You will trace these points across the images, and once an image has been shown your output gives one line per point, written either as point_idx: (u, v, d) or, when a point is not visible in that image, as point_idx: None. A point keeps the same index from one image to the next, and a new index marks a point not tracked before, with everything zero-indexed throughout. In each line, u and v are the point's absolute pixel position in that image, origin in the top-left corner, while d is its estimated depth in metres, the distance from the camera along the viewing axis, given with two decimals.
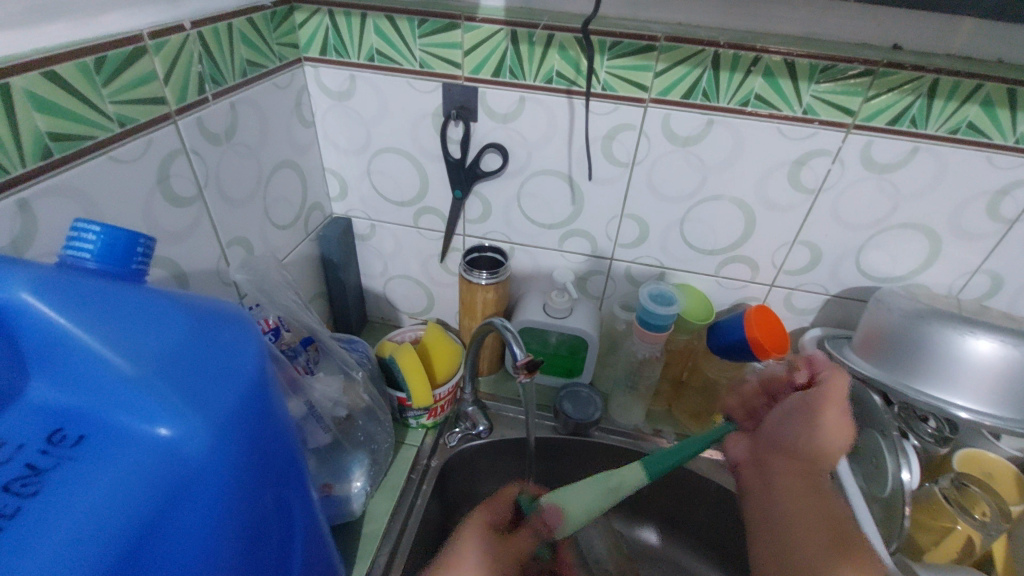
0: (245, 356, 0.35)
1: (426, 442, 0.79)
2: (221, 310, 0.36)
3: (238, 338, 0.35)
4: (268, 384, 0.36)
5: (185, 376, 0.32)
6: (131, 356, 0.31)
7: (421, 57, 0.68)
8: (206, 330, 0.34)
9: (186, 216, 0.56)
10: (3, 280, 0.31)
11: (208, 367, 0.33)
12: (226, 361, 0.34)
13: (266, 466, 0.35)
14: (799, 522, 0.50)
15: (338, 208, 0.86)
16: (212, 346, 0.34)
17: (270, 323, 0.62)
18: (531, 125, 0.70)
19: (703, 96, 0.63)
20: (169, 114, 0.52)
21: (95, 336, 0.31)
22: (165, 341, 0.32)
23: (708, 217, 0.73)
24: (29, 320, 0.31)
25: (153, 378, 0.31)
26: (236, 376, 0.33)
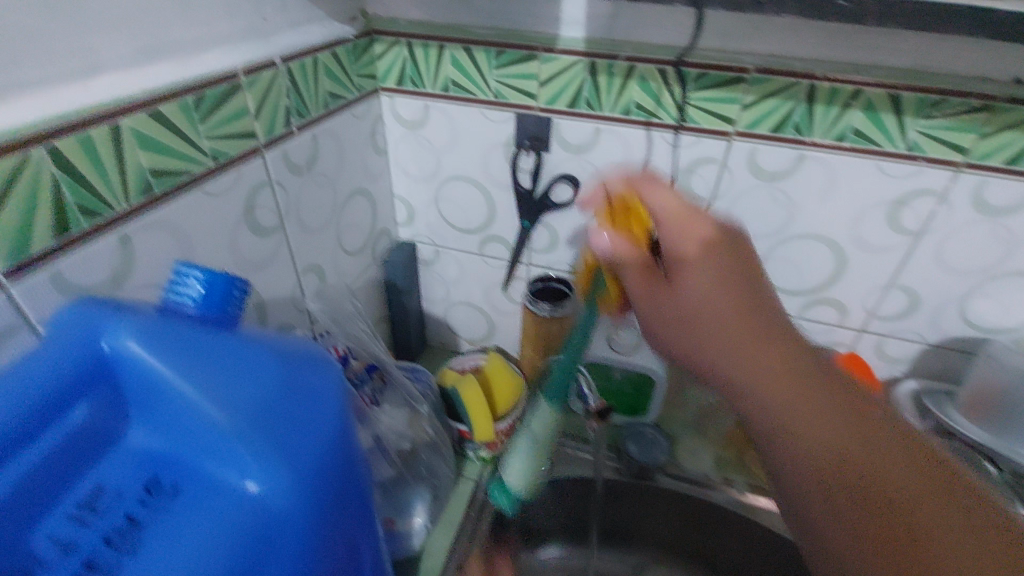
0: (331, 404, 0.33)
1: (485, 476, 0.76)
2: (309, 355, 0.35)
3: (325, 385, 0.34)
4: (353, 434, 0.34)
5: (275, 428, 0.31)
6: (225, 407, 0.31)
7: (497, 88, 0.68)
8: (296, 377, 0.33)
9: (267, 246, 0.57)
10: (114, 329, 0.32)
11: (296, 418, 0.32)
12: (313, 410, 0.32)
13: (349, 521, 0.34)
14: (846, 429, 0.40)
15: (404, 233, 0.87)
16: (301, 394, 0.33)
17: (340, 351, 0.63)
18: (606, 156, 0.68)
19: (795, 130, 0.60)
20: (257, 147, 0.54)
21: (192, 385, 0.31)
22: (257, 390, 0.32)
23: (791, 256, 0.68)
24: (136, 370, 0.31)
25: (245, 430, 0.31)
26: (322, 427, 0.32)
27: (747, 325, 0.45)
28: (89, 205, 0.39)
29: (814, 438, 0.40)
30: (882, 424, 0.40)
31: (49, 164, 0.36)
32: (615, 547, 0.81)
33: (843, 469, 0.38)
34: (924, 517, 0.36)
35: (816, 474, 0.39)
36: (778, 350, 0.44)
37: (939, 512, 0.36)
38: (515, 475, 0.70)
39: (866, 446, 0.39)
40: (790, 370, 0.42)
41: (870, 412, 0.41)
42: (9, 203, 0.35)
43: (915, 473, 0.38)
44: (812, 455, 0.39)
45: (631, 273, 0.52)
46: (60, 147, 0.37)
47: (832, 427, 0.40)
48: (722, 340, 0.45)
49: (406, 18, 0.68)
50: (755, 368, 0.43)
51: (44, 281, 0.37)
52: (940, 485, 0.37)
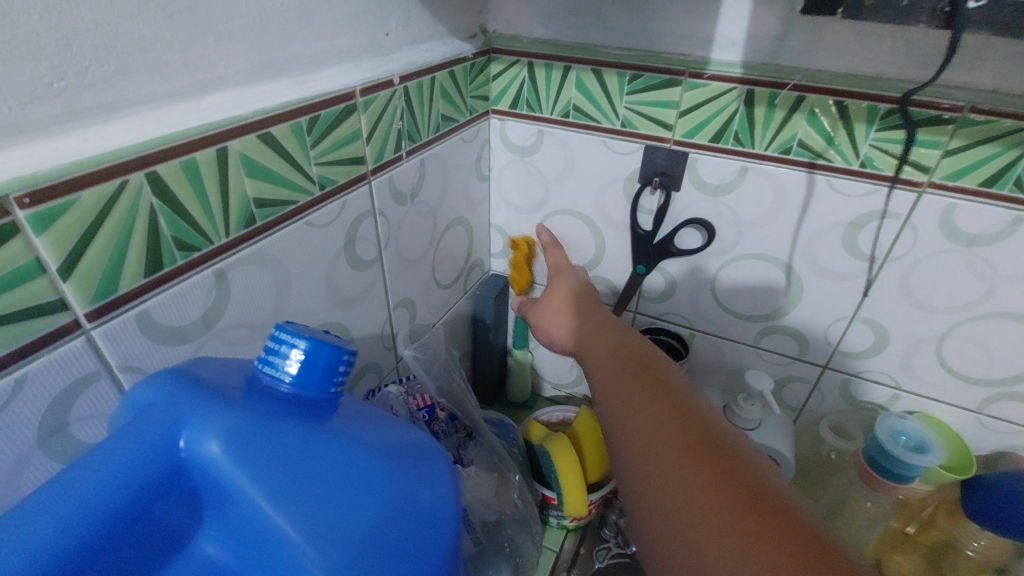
0: (438, 526, 0.29)
1: (566, 547, 0.67)
2: (416, 457, 0.30)
3: (434, 501, 0.29)
4: (454, 563, 0.30)
5: (380, 565, 0.26)
6: (324, 537, 0.25)
7: (625, 115, 0.59)
8: (405, 494, 0.28)
9: (363, 280, 0.52)
10: (198, 419, 0.26)
11: (404, 550, 0.27)
12: (418, 540, 0.28)
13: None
14: (671, 430, 0.33)
15: (497, 265, 0.80)
16: (411, 515, 0.28)
17: (426, 399, 0.56)
18: (749, 199, 0.58)
19: (1016, 185, 0.47)
20: (366, 174, 0.48)
21: (285, 504, 0.25)
22: (361, 516, 0.26)
23: (984, 338, 0.54)
24: (219, 473, 0.26)
25: (344, 568, 0.25)
26: (431, 563, 0.28)
27: (608, 349, 0.43)
28: (187, 239, 0.35)
29: (642, 444, 0.33)
30: (703, 429, 0.33)
31: (148, 192, 0.32)
32: None
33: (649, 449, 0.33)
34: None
35: (637, 457, 0.33)
36: (649, 372, 0.39)
37: (727, 527, 0.27)
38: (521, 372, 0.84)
39: (654, 451, 0.32)
40: (623, 367, 0.40)
41: (707, 423, 0.33)
42: (103, 233, 0.30)
43: (702, 488, 0.29)
44: (627, 433, 0.35)
45: (539, 321, 0.55)
46: (160, 172, 0.32)
47: (657, 454, 0.32)
48: (599, 367, 0.42)
49: (530, 35, 0.61)
50: (602, 376, 0.41)
51: (128, 322, 0.33)
52: (747, 504, 0.28)
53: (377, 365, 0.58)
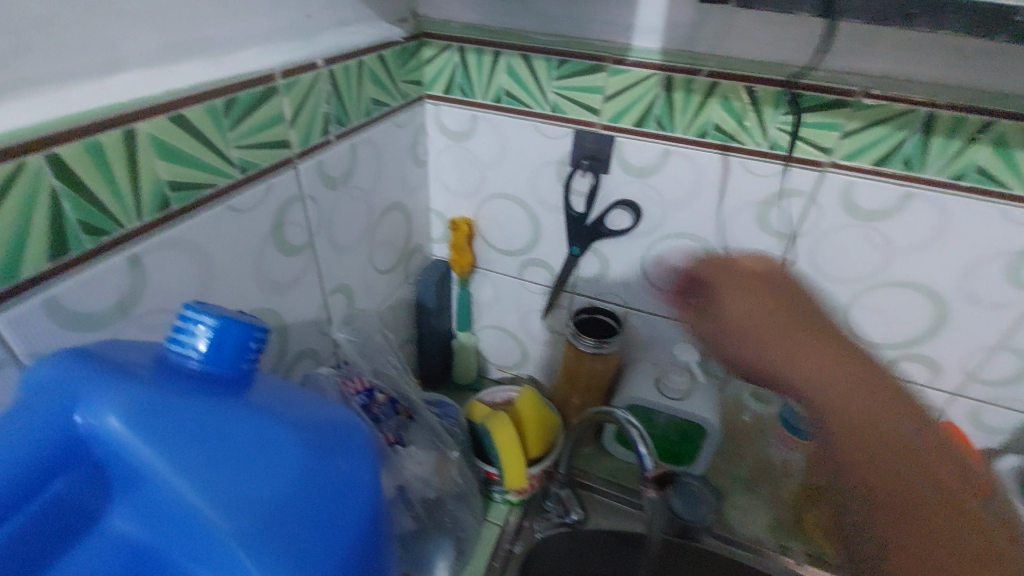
0: (359, 493, 0.29)
1: (511, 521, 0.69)
2: (332, 428, 0.31)
3: (352, 470, 0.30)
4: (377, 530, 0.30)
5: (290, 530, 0.26)
6: (230, 505, 0.26)
7: (554, 100, 0.61)
8: (318, 462, 0.29)
9: (294, 265, 0.52)
10: (96, 394, 0.26)
11: (318, 516, 0.27)
12: (334, 505, 0.28)
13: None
14: (896, 454, 0.47)
15: (439, 250, 0.80)
16: (325, 483, 0.28)
17: (363, 383, 0.57)
18: (672, 180, 0.61)
19: (904, 164, 0.51)
20: (291, 158, 0.48)
21: (190, 474, 0.26)
22: (269, 484, 0.27)
23: (882, 306, 0.59)
24: (122, 448, 0.26)
25: (252, 533, 0.26)
26: (347, 528, 0.28)
27: (816, 350, 0.53)
28: (95, 223, 0.34)
29: (865, 469, 0.47)
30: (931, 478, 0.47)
31: (49, 174, 0.31)
32: None
33: (886, 480, 0.46)
34: (911, 527, 0.44)
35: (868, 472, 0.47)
36: (869, 395, 0.50)
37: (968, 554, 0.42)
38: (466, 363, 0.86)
39: (878, 449, 0.47)
40: (848, 383, 0.51)
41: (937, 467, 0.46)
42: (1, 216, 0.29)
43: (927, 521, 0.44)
44: (850, 434, 0.49)
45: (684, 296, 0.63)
46: (61, 154, 0.31)
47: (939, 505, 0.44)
48: (826, 375, 0.52)
49: (460, 21, 0.62)
50: (839, 383, 0.51)
51: (33, 310, 0.32)
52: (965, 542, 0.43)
53: (314, 351, 0.58)
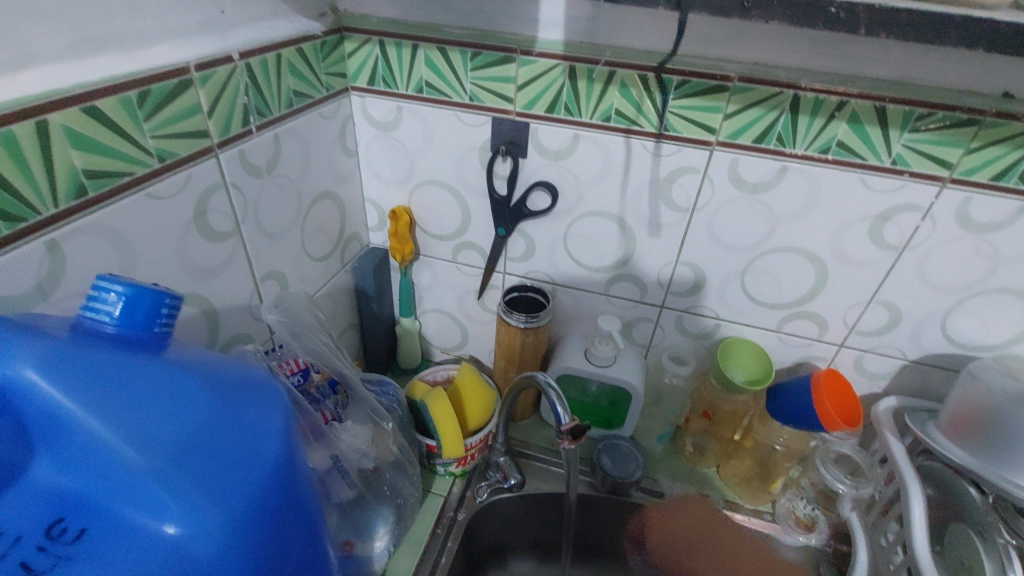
0: (271, 434, 0.33)
1: (454, 492, 0.73)
2: (244, 383, 0.35)
3: (262, 416, 0.33)
4: (292, 468, 0.33)
5: (200, 466, 0.29)
6: (142, 444, 0.29)
7: (472, 90, 0.65)
8: (227, 409, 0.32)
9: (221, 251, 0.54)
10: (9, 352, 0.29)
11: (227, 454, 0.30)
12: (247, 443, 0.31)
13: (285, 553, 0.33)
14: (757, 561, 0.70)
15: (376, 238, 0.83)
16: (234, 427, 0.31)
17: (299, 364, 0.58)
18: (584, 162, 0.66)
19: (778, 141, 0.58)
20: (212, 147, 0.50)
21: (104, 419, 0.29)
22: (180, 426, 0.30)
23: (772, 270, 0.66)
24: (38, 399, 0.28)
25: (163, 468, 0.29)
26: (257, 465, 0.31)
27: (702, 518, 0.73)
28: (9, 210, 0.36)
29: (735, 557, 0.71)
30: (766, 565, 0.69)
31: None
32: (588, 562, 0.79)
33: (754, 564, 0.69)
34: None
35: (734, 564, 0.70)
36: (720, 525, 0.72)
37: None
38: (409, 348, 0.89)
39: (721, 534, 0.72)
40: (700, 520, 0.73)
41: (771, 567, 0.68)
42: None
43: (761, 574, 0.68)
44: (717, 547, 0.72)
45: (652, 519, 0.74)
46: None
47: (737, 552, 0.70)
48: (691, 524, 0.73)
49: (379, 15, 0.65)
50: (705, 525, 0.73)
51: None
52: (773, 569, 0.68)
53: (248, 335, 0.60)
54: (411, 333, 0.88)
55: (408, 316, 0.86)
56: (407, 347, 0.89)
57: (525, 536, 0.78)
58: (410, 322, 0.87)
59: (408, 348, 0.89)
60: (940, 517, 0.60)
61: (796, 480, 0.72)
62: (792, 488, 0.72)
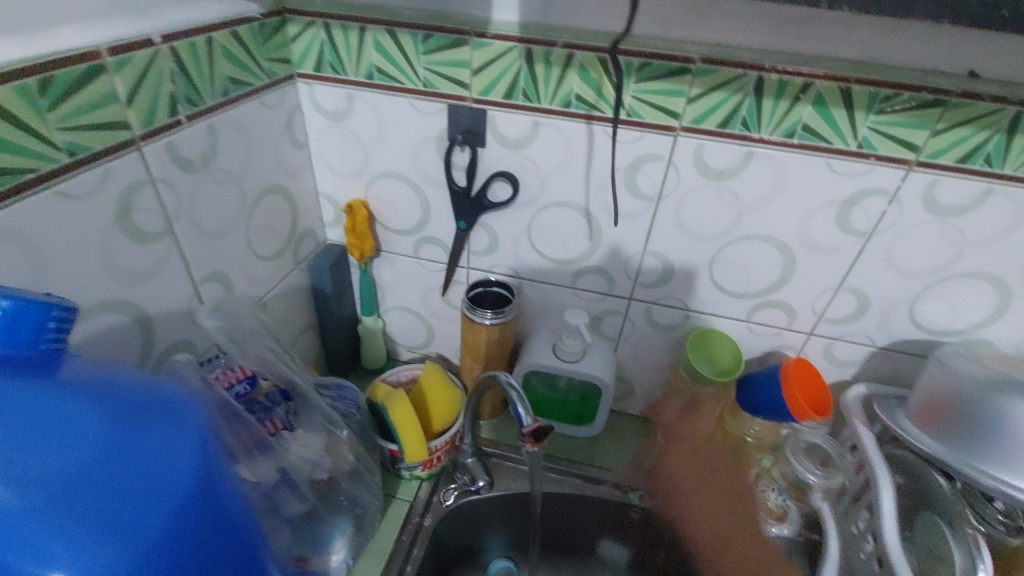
0: (180, 462, 0.32)
1: (420, 496, 0.70)
2: (151, 406, 0.33)
3: (168, 441, 0.32)
4: (207, 495, 0.32)
5: (94, 503, 0.28)
6: (21, 484, 0.27)
7: (425, 75, 0.61)
8: (127, 436, 0.31)
9: (152, 253, 0.50)
10: None
11: (124, 490, 0.29)
12: (149, 476, 0.30)
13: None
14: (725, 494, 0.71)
15: (332, 235, 0.79)
16: (135, 456, 0.30)
17: (245, 372, 0.54)
18: (545, 150, 0.63)
19: (743, 125, 0.56)
20: (133, 140, 0.46)
21: None
22: (66, 463, 0.29)
23: (740, 258, 0.65)
24: None
25: (48, 509, 0.27)
26: (164, 495, 0.30)
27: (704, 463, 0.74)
28: None
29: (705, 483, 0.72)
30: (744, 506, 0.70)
31: None
32: (558, 559, 0.77)
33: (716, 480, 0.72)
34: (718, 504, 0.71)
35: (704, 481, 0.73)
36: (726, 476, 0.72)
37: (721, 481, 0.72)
38: (372, 348, 0.86)
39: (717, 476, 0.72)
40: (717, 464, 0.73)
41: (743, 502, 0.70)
42: None
43: (726, 490, 0.71)
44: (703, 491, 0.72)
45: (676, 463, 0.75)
46: None
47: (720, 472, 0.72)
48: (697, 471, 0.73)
49: None
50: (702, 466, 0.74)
51: None
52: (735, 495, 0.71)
53: (188, 343, 0.56)
54: (376, 333, 0.84)
55: (370, 314, 0.83)
56: (371, 347, 0.85)
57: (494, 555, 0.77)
58: (373, 321, 0.84)
59: (371, 348, 0.85)
60: (909, 505, 0.60)
61: (767, 469, 0.69)
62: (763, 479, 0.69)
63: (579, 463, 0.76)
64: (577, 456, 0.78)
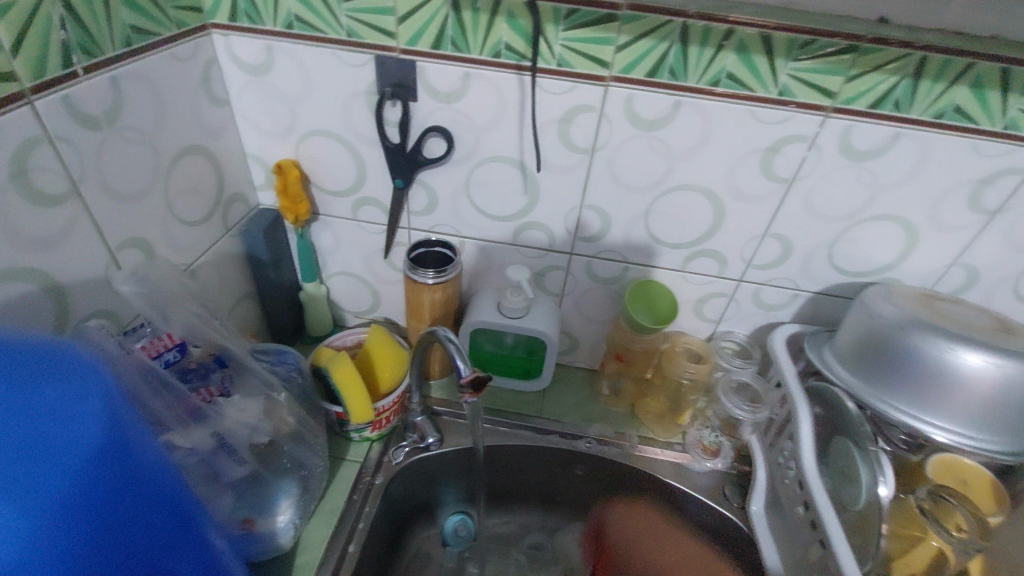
0: (83, 418, 0.32)
1: (371, 457, 0.71)
2: (50, 362, 0.34)
3: (74, 399, 0.33)
4: (119, 446, 0.34)
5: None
6: None
7: (348, 24, 0.58)
8: (22, 395, 0.31)
9: (56, 218, 0.47)
10: None
11: (24, 446, 0.30)
12: (52, 432, 0.31)
13: (132, 528, 0.35)
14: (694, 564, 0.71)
15: (264, 199, 0.76)
16: (34, 415, 0.31)
17: (174, 339, 0.53)
18: (478, 103, 0.62)
19: (670, 74, 0.56)
20: (24, 94, 0.43)
21: None
22: None
23: (673, 208, 0.66)
24: None
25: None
26: (71, 453, 0.31)
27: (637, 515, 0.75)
28: None
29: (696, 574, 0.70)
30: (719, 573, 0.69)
31: None
32: (511, 508, 0.80)
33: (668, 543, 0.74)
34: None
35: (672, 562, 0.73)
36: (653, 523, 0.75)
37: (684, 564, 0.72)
38: (317, 316, 0.84)
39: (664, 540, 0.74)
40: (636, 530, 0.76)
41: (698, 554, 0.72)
42: None
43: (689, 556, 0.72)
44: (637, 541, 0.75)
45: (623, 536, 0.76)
46: None
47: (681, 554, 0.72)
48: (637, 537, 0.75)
49: None
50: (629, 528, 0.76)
51: None
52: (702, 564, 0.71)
53: (108, 312, 0.54)
54: (319, 300, 0.82)
55: (311, 281, 0.81)
56: (315, 315, 0.84)
57: (449, 509, 0.78)
58: (314, 288, 0.82)
59: (314, 315, 0.84)
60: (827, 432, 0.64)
61: (702, 410, 0.75)
62: (699, 420, 0.75)
63: (528, 416, 0.78)
64: (526, 409, 0.80)
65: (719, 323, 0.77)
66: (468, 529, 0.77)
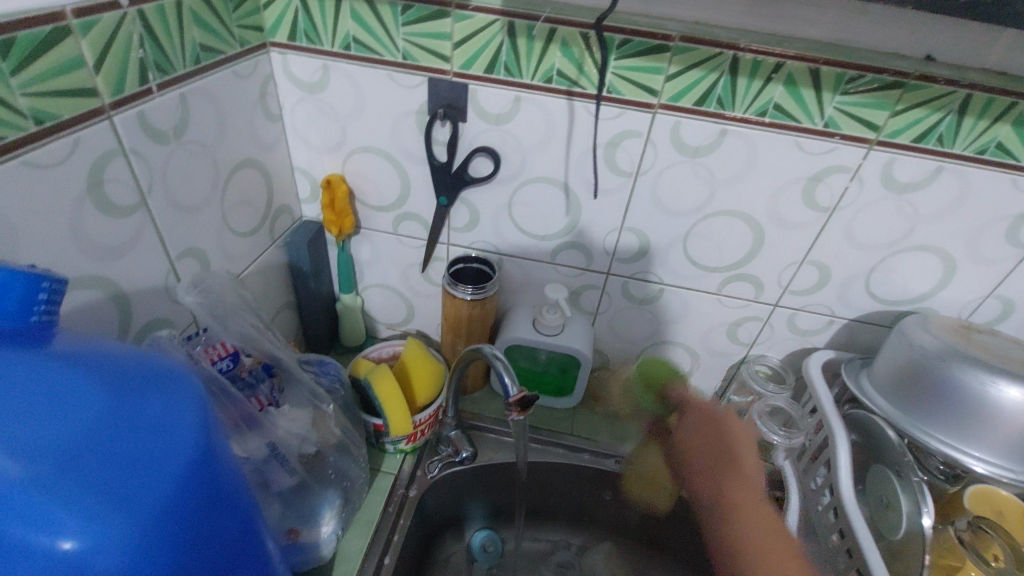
0: (179, 431, 0.33)
1: (405, 469, 0.71)
2: (147, 376, 0.35)
3: (167, 410, 0.33)
4: (210, 461, 0.34)
5: (97, 470, 0.29)
6: (26, 453, 0.28)
7: (404, 47, 0.60)
8: (125, 407, 0.32)
9: (125, 227, 0.49)
10: None
11: (132, 457, 0.30)
12: (156, 446, 0.31)
13: (213, 547, 0.35)
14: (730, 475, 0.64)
15: (309, 211, 0.78)
16: (137, 426, 0.31)
17: (228, 348, 0.53)
18: (526, 127, 0.63)
19: (718, 104, 0.58)
20: (103, 109, 0.44)
21: None
22: (66, 430, 0.29)
23: (713, 233, 0.67)
24: None
25: (49, 478, 0.28)
26: (168, 464, 0.31)
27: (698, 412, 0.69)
28: None
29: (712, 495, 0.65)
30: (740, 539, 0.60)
31: None
32: (540, 526, 0.80)
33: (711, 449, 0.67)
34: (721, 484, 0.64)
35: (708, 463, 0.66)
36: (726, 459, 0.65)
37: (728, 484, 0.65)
38: (351, 327, 0.85)
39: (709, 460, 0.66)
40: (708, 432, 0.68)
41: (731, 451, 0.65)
42: None
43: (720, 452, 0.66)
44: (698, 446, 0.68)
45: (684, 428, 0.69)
46: None
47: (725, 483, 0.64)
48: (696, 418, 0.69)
49: None
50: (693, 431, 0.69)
51: None
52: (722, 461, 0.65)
53: (166, 320, 0.55)
54: (355, 312, 0.84)
55: (348, 293, 0.82)
56: (351, 326, 0.85)
57: (477, 524, 0.79)
58: (351, 299, 0.83)
59: (350, 326, 0.85)
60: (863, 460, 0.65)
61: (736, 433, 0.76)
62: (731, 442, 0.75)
63: (560, 433, 0.79)
64: (558, 425, 0.80)
65: (752, 346, 0.78)
66: (496, 546, 0.77)
